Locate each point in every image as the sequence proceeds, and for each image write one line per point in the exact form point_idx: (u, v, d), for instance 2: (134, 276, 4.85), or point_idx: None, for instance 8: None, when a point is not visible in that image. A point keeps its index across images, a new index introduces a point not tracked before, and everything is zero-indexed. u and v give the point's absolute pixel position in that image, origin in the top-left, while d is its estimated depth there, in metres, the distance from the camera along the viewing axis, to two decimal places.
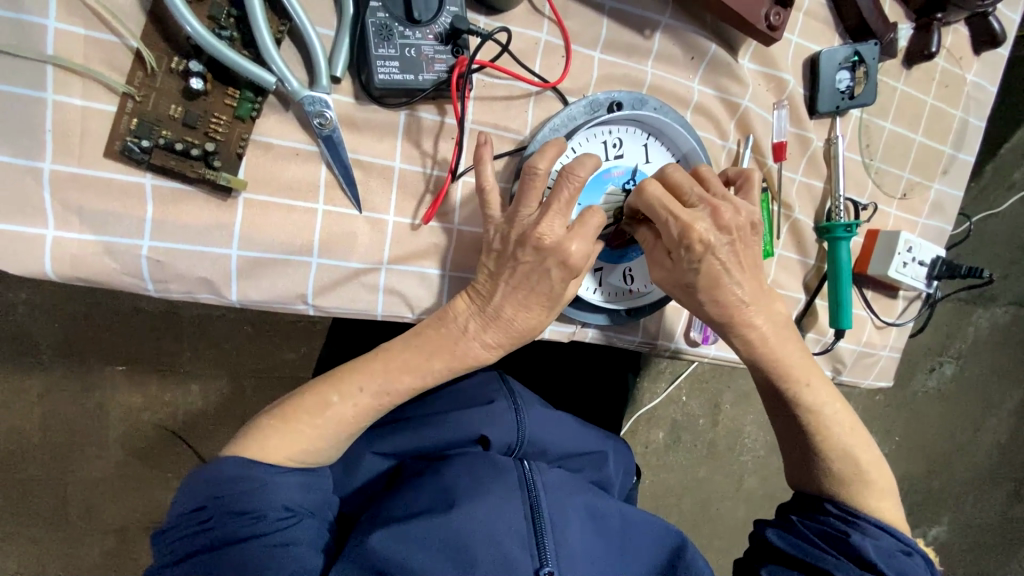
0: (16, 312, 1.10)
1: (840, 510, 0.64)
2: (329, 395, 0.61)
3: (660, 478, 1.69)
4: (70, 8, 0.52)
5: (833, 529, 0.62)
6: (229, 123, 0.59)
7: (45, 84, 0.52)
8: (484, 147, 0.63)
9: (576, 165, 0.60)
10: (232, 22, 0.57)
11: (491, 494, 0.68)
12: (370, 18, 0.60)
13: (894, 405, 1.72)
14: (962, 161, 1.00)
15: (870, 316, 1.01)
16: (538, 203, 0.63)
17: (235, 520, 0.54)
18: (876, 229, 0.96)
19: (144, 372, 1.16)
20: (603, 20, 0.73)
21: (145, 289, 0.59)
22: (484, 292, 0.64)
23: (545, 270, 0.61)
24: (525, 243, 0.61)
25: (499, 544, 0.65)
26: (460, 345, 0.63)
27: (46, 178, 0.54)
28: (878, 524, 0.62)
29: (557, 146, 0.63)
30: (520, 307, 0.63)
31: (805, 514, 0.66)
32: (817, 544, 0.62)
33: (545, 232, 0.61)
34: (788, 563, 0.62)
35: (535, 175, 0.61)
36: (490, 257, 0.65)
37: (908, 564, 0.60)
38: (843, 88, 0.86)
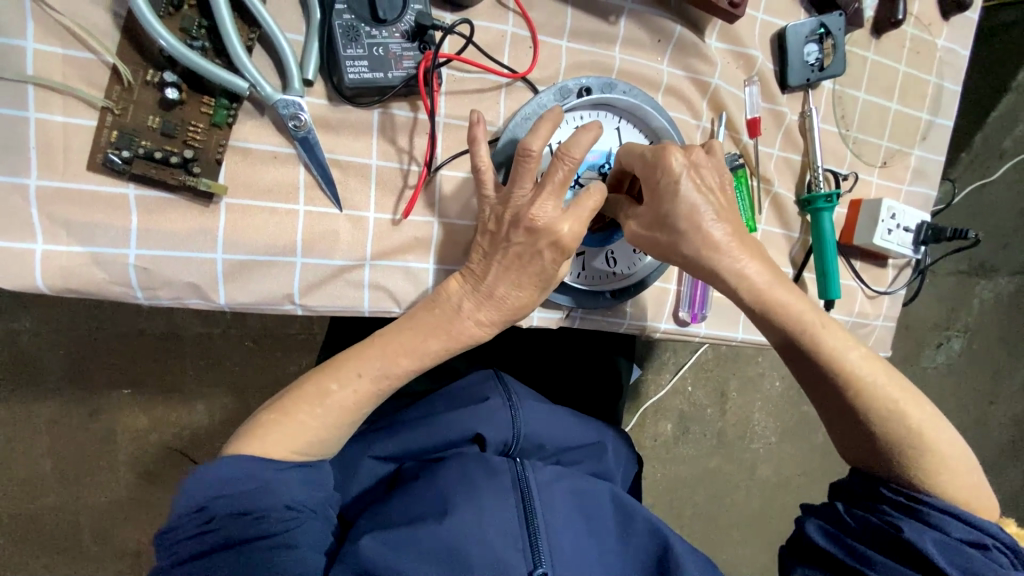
0: (21, 340, 1.12)
1: (898, 498, 0.59)
2: (331, 382, 0.61)
3: (671, 470, 1.68)
4: (46, 28, 0.54)
5: (886, 522, 0.57)
6: (207, 131, 0.60)
7: (27, 103, 0.54)
8: (478, 126, 0.62)
9: (569, 150, 0.60)
10: (203, 33, 0.58)
11: (485, 497, 0.70)
12: (336, 20, 0.62)
13: None
14: (941, 126, 1.00)
15: (860, 286, 1.01)
16: (529, 185, 0.62)
17: (240, 521, 0.53)
18: (858, 199, 0.97)
19: (149, 392, 1.18)
20: (567, 10, 0.75)
21: (135, 298, 0.61)
22: (476, 272, 0.64)
23: (537, 249, 0.62)
24: (519, 224, 0.61)
25: (493, 547, 0.67)
26: (456, 321, 0.63)
27: (33, 194, 0.55)
28: (941, 510, 0.57)
29: (551, 123, 0.62)
30: (513, 286, 0.63)
31: (858, 502, 0.61)
32: (866, 538, 0.58)
33: (538, 216, 0.60)
34: (831, 559, 0.59)
35: (529, 155, 0.60)
36: (484, 236, 0.65)
37: (975, 560, 0.54)
38: (812, 61, 0.87)
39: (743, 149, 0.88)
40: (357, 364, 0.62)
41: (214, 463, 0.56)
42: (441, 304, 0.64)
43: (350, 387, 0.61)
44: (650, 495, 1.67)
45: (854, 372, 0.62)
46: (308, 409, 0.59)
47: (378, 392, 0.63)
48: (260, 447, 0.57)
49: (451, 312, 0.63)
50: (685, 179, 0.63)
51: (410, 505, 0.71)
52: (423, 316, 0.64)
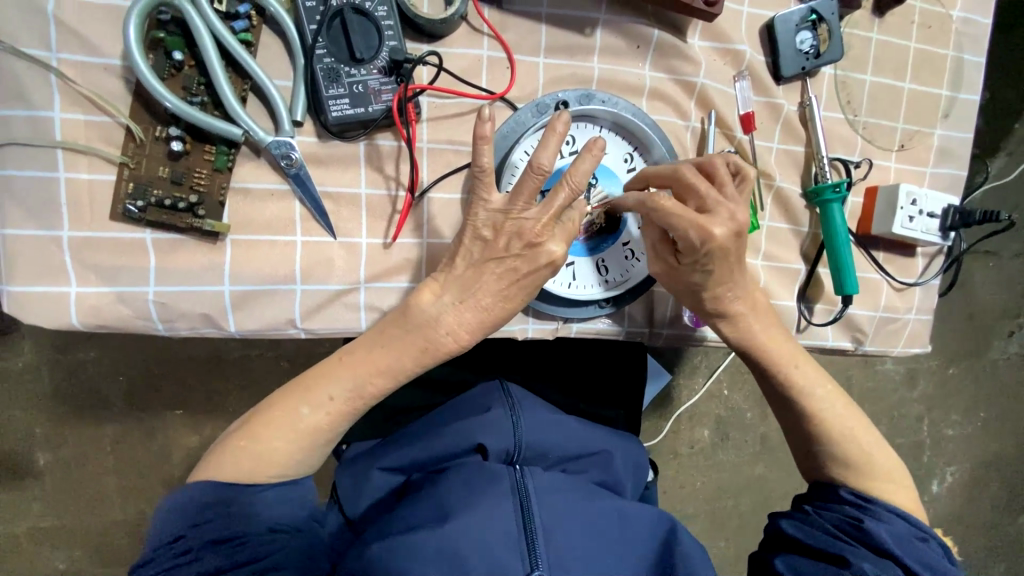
0: (87, 369, 1.24)
1: (857, 499, 0.67)
2: (299, 407, 0.63)
3: (711, 479, 1.61)
4: (70, 98, 0.62)
5: (846, 516, 0.65)
6: (211, 175, 0.67)
7: (57, 165, 0.62)
8: (487, 123, 0.56)
9: (573, 175, 0.61)
10: (202, 89, 0.65)
11: (485, 503, 0.73)
12: (318, 64, 0.66)
13: (972, 378, 1.60)
14: (965, 101, 0.93)
15: (885, 278, 0.94)
16: (533, 207, 0.62)
17: (223, 549, 0.57)
18: (874, 186, 0.91)
19: (197, 413, 1.28)
20: (541, 27, 0.76)
21: (157, 330, 0.67)
22: (453, 284, 0.64)
23: (540, 261, 0.63)
24: (520, 237, 0.62)
25: (491, 550, 0.69)
26: (426, 330, 0.63)
27: (65, 243, 0.63)
28: (893, 511, 0.65)
29: (559, 135, 0.59)
30: (500, 297, 0.64)
31: (820, 502, 0.69)
32: (832, 530, 0.64)
33: (543, 238, 0.62)
34: (805, 550, 0.64)
35: (541, 171, 0.59)
36: (475, 242, 0.63)
37: (922, 550, 0.62)
38: (807, 48, 0.84)
39: (739, 146, 0.86)
40: (324, 386, 0.64)
41: (188, 488, 0.60)
42: (408, 317, 0.64)
43: (322, 409, 0.63)
44: (688, 507, 1.60)
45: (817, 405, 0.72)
46: (299, 430, 0.63)
47: (352, 411, 0.65)
48: (226, 472, 0.61)
49: (416, 324, 0.63)
50: (726, 253, 0.67)
51: (411, 514, 0.75)
52: (391, 329, 0.64)
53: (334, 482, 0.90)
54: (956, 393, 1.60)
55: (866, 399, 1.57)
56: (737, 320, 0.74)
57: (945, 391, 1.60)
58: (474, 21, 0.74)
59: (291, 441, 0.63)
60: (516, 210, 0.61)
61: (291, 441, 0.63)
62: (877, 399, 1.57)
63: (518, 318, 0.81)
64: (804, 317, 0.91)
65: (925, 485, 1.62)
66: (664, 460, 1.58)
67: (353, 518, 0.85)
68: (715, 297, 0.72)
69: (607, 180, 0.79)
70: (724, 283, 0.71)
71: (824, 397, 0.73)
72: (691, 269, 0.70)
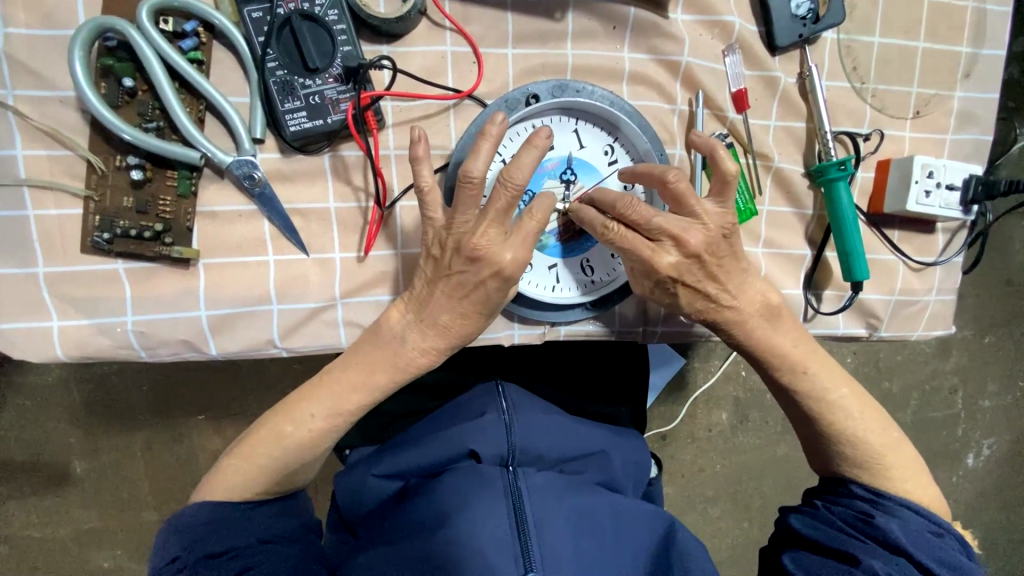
0: (111, 380, 1.25)
1: (867, 494, 0.65)
2: (285, 425, 0.63)
3: (731, 462, 1.56)
4: (31, 135, 0.62)
5: (856, 512, 0.64)
6: (175, 202, 0.66)
7: (25, 203, 0.62)
8: (420, 144, 0.57)
9: (509, 172, 0.56)
10: (157, 114, 0.63)
11: (477, 506, 0.71)
12: (271, 78, 0.64)
13: (1011, 347, 1.50)
14: (988, 58, 0.84)
15: (901, 259, 0.87)
16: (473, 217, 0.59)
17: (210, 565, 0.57)
18: (886, 159, 0.83)
19: (219, 417, 1.29)
20: (507, 16, 0.72)
21: (140, 357, 0.68)
22: (412, 302, 0.63)
23: (479, 283, 0.59)
24: (460, 252, 0.58)
25: (483, 555, 0.67)
26: (393, 348, 0.62)
27: (42, 280, 0.64)
28: (906, 506, 0.63)
29: (493, 139, 0.57)
30: (458, 315, 0.61)
31: (829, 497, 0.67)
32: (843, 528, 0.63)
33: (482, 248, 0.58)
34: (816, 548, 0.63)
35: (472, 181, 0.57)
36: (428, 261, 0.62)
37: (936, 544, 0.61)
38: (803, 13, 0.77)
39: (731, 127, 0.79)
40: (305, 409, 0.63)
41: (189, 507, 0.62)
42: (381, 334, 0.63)
43: (304, 427, 0.63)
44: (708, 491, 1.56)
45: (821, 406, 0.69)
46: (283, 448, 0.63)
47: (335, 428, 0.64)
48: (217, 493, 0.63)
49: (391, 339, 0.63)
50: (683, 280, 0.66)
51: (403, 523, 0.75)
52: (367, 345, 0.64)
53: (334, 488, 0.89)
54: (993, 363, 1.50)
55: (893, 374, 1.49)
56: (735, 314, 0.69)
57: (980, 362, 1.50)
58: (435, 15, 0.70)
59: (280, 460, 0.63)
60: (455, 225, 0.59)
61: (276, 461, 0.63)
62: (903, 374, 1.49)
63: (503, 323, 0.79)
64: (811, 306, 0.85)
65: (959, 459, 1.54)
66: (680, 445, 1.54)
67: (353, 525, 0.85)
68: (706, 293, 0.67)
69: (587, 175, 0.74)
70: (712, 277, 0.66)
71: (824, 399, 0.70)
72: (659, 296, 0.70)
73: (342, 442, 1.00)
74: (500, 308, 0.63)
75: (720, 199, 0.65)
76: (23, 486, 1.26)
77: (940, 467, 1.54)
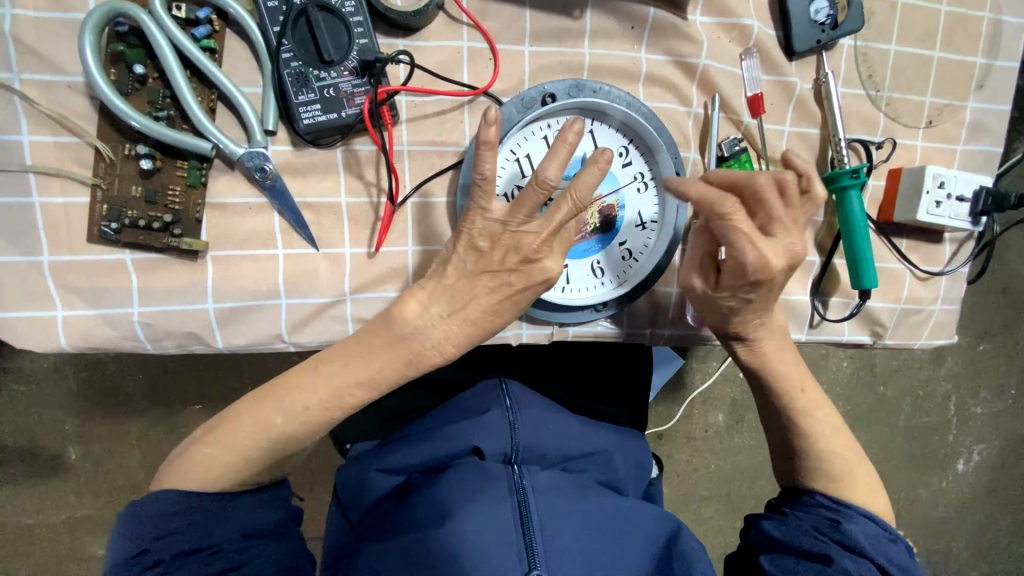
0: (109, 368, 1.24)
1: (829, 501, 0.67)
2: (274, 416, 0.60)
3: (729, 463, 1.57)
4: (37, 120, 0.61)
5: (823, 517, 0.65)
6: (185, 193, 0.65)
7: (30, 190, 0.61)
8: (492, 127, 0.53)
9: (580, 188, 0.57)
10: (168, 103, 0.62)
11: (482, 502, 0.71)
12: (285, 69, 0.63)
13: (1006, 355, 1.52)
14: (1002, 69, 0.84)
15: (908, 268, 0.88)
16: (532, 221, 0.58)
17: (191, 559, 0.55)
18: (898, 168, 0.83)
19: (217, 408, 1.27)
20: (525, 12, 0.71)
21: (145, 349, 0.67)
22: (441, 294, 0.61)
23: (523, 287, 0.61)
24: (518, 253, 0.58)
25: (487, 552, 0.67)
26: (410, 342, 0.60)
27: (46, 268, 0.63)
28: (865, 515, 0.65)
29: (570, 145, 0.56)
30: (489, 311, 0.61)
31: (794, 503, 0.69)
32: (811, 530, 0.64)
33: (541, 253, 0.59)
34: (788, 550, 0.63)
35: (545, 183, 0.56)
36: (471, 251, 0.60)
37: (892, 550, 0.63)
38: (823, 19, 0.77)
39: (746, 131, 0.79)
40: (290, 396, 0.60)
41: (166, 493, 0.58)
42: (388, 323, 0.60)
43: (297, 418, 0.60)
44: (703, 491, 1.58)
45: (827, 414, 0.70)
46: (272, 439, 0.60)
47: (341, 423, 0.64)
48: None
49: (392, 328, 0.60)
50: (778, 285, 0.64)
51: (405, 516, 0.75)
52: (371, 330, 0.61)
53: (337, 481, 0.89)
54: (986, 371, 1.52)
55: (888, 378, 1.50)
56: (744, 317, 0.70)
57: (976, 370, 1.52)
58: (452, 9, 0.69)
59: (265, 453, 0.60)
60: (513, 222, 0.58)
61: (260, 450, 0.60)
62: (900, 380, 1.51)
63: (511, 323, 0.78)
64: (817, 312, 0.85)
65: (951, 464, 1.56)
66: (678, 445, 1.55)
67: (355, 519, 0.84)
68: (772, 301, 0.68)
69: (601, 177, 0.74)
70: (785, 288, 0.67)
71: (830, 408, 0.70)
72: (727, 295, 0.68)
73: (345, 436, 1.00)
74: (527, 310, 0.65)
75: (791, 206, 0.62)
76: (17, 472, 1.25)
77: (931, 472, 1.56)
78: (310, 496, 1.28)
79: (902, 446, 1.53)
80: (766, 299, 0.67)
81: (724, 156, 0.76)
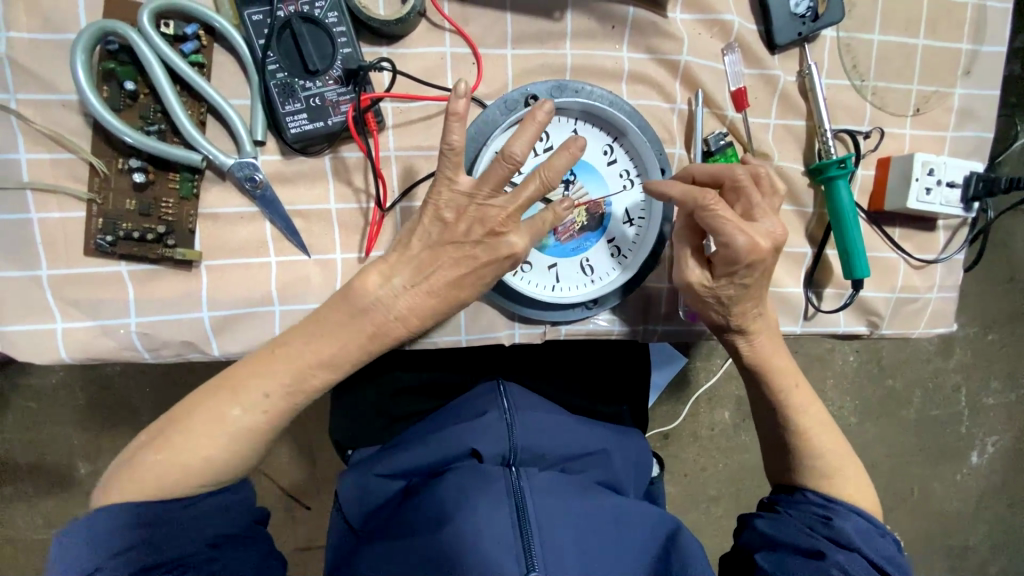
0: (115, 380, 1.26)
1: (821, 498, 0.69)
2: (229, 409, 0.58)
3: (735, 461, 1.56)
4: (34, 138, 0.63)
5: (815, 515, 0.67)
6: (178, 204, 0.66)
7: (28, 206, 0.63)
8: (465, 100, 0.53)
9: (548, 167, 0.59)
10: (159, 117, 0.64)
11: (480, 504, 0.71)
12: (271, 80, 0.64)
13: (1015, 344, 1.50)
14: (988, 55, 0.84)
15: (902, 256, 0.87)
16: (499, 196, 0.60)
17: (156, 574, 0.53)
18: (886, 157, 0.83)
19: None
20: (507, 17, 0.72)
21: (143, 358, 0.68)
22: (404, 265, 0.62)
23: (489, 261, 0.62)
24: (484, 226, 0.60)
25: (486, 554, 0.67)
26: (371, 315, 0.61)
27: (46, 281, 0.64)
28: (856, 511, 0.67)
29: (540, 124, 0.57)
30: (454, 283, 0.63)
31: (787, 501, 0.70)
32: (803, 528, 0.66)
33: (508, 229, 0.61)
34: (783, 548, 0.65)
35: (512, 160, 0.57)
36: (433, 222, 0.61)
37: (880, 543, 0.66)
38: (803, 12, 0.77)
39: (731, 126, 0.79)
40: (242, 380, 0.59)
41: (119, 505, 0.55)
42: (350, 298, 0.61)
43: (255, 409, 0.59)
44: (710, 490, 1.56)
45: None
46: (227, 433, 0.58)
47: None
48: None
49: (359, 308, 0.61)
50: (768, 267, 0.66)
51: (405, 520, 0.75)
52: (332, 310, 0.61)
53: (339, 489, 0.89)
54: (995, 360, 1.50)
55: (895, 371, 1.49)
56: (742, 308, 0.70)
57: (984, 360, 1.50)
58: (434, 16, 0.70)
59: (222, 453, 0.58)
60: (480, 195, 0.59)
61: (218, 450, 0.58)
62: (905, 372, 1.49)
63: (504, 323, 0.79)
64: (811, 304, 0.85)
65: (963, 457, 1.53)
66: (682, 444, 1.54)
67: (356, 524, 0.85)
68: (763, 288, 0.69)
69: (587, 175, 0.75)
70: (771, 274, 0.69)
71: None
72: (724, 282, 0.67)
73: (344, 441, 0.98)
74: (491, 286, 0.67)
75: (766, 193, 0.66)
76: (26, 487, 1.26)
77: (944, 465, 1.53)
78: (316, 504, 1.30)
79: (912, 440, 1.51)
80: (760, 286, 0.68)
81: (710, 151, 0.76)
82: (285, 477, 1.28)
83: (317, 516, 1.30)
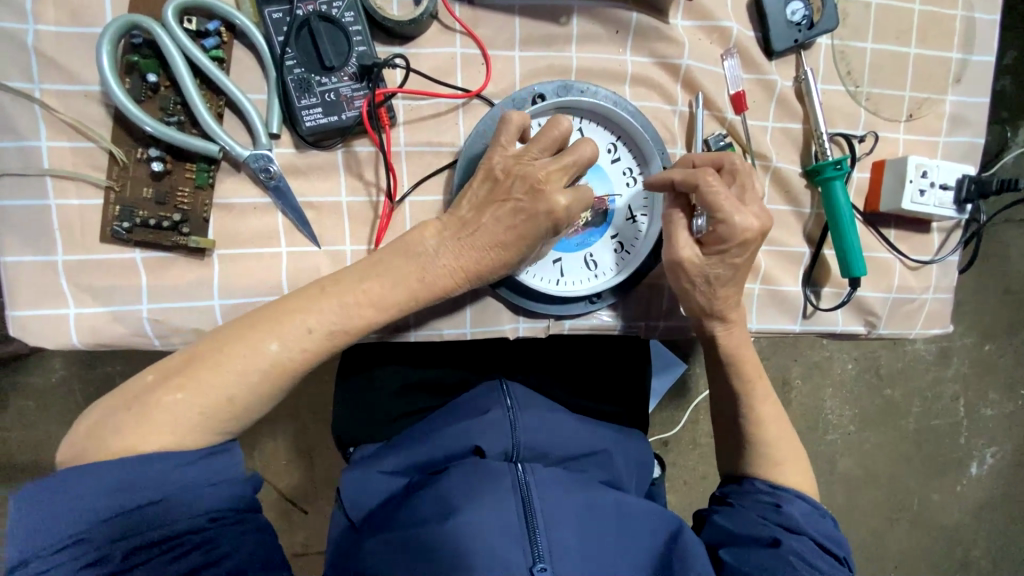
0: None
1: (765, 487, 0.73)
2: None
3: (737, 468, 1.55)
4: (56, 127, 0.64)
5: (766, 502, 0.71)
6: (193, 193, 0.68)
7: (48, 193, 0.65)
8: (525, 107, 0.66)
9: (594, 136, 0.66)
10: (179, 109, 0.66)
11: (486, 496, 0.70)
12: (289, 75, 0.67)
13: (1011, 352, 1.51)
14: (977, 64, 0.87)
15: (897, 257, 0.89)
16: (541, 157, 0.65)
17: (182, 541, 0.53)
18: (881, 160, 0.86)
19: None
20: (515, 20, 0.75)
21: (152, 345, 0.69)
22: (453, 223, 0.65)
23: (536, 210, 0.63)
24: (525, 180, 0.63)
25: (491, 545, 0.66)
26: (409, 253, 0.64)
27: (61, 267, 0.66)
28: (798, 494, 0.72)
29: None
30: (494, 244, 0.64)
31: (738, 492, 0.74)
32: (757, 517, 0.70)
33: (548, 184, 0.63)
34: (738, 540, 0.69)
35: (557, 123, 0.65)
36: (484, 184, 0.65)
37: (823, 523, 0.71)
38: (799, 19, 0.81)
39: (731, 127, 0.82)
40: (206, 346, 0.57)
41: (108, 465, 0.50)
42: (401, 249, 0.64)
43: (296, 344, 0.58)
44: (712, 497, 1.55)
45: None
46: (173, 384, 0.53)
47: None
48: None
49: (401, 253, 0.64)
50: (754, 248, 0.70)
51: (409, 513, 0.74)
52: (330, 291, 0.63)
53: (339, 484, 0.87)
54: (993, 370, 1.51)
55: (894, 382, 1.50)
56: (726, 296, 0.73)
57: (982, 368, 1.51)
58: (446, 19, 0.73)
59: (189, 399, 0.54)
60: (526, 154, 0.64)
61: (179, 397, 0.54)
62: (905, 378, 1.50)
63: (508, 317, 0.80)
64: (810, 302, 0.86)
65: (963, 468, 1.54)
66: (683, 450, 1.54)
67: (357, 521, 0.84)
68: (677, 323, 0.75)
69: (592, 174, 0.77)
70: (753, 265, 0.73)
71: None
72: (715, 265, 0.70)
73: (345, 438, 0.97)
74: (536, 250, 0.67)
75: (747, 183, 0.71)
76: None
77: (944, 476, 1.53)
78: (314, 509, 1.29)
79: (911, 449, 1.51)
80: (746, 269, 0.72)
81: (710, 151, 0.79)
82: (286, 478, 1.27)
83: (316, 518, 1.29)
